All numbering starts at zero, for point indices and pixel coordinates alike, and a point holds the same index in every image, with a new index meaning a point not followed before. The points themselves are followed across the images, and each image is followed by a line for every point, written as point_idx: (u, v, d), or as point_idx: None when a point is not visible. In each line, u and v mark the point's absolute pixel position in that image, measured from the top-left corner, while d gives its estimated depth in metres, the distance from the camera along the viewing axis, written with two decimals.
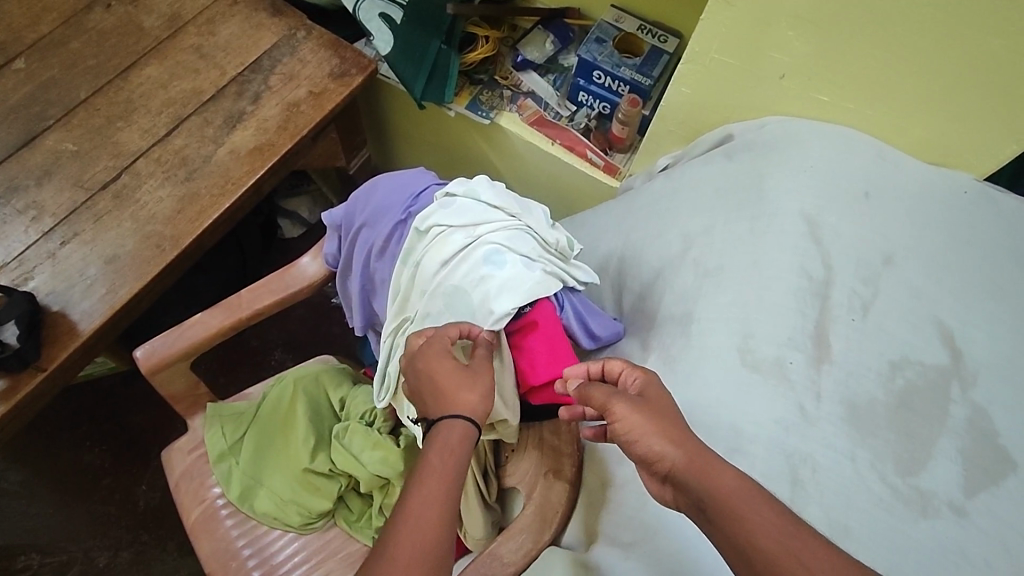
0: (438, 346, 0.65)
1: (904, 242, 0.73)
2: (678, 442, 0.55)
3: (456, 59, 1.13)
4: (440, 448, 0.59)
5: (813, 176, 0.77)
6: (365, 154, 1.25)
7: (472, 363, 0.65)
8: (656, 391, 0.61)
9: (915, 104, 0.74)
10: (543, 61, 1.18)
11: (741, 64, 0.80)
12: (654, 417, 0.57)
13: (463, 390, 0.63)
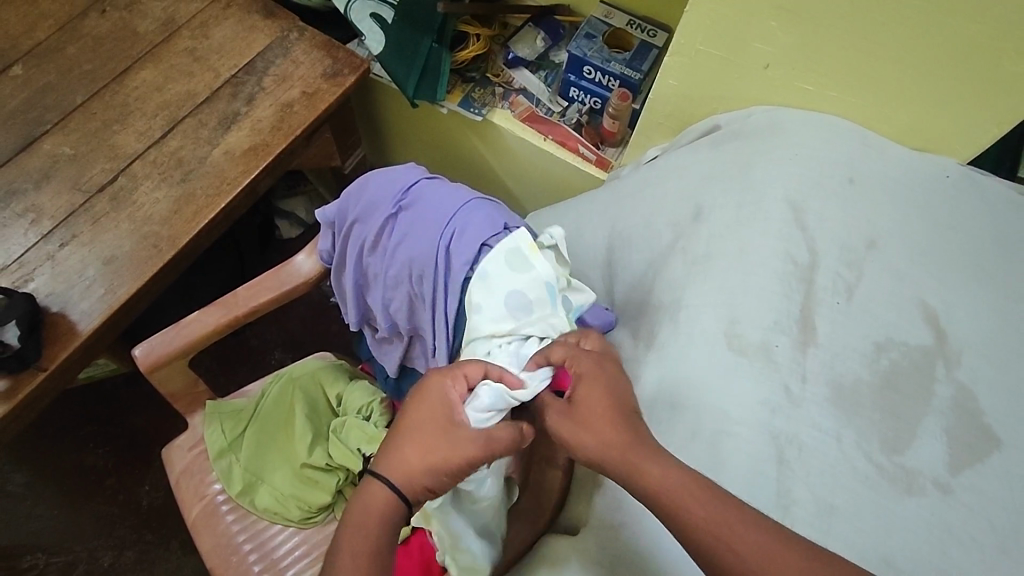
0: (435, 395, 0.55)
1: (888, 224, 0.69)
2: (602, 445, 0.52)
3: (446, 57, 1.12)
4: (372, 495, 0.54)
5: (795, 161, 0.73)
6: (361, 154, 1.27)
7: (457, 433, 0.54)
8: (591, 378, 0.55)
9: (900, 91, 0.73)
10: (534, 58, 1.20)
11: (726, 56, 0.79)
12: (580, 420, 0.54)
13: (423, 452, 0.54)
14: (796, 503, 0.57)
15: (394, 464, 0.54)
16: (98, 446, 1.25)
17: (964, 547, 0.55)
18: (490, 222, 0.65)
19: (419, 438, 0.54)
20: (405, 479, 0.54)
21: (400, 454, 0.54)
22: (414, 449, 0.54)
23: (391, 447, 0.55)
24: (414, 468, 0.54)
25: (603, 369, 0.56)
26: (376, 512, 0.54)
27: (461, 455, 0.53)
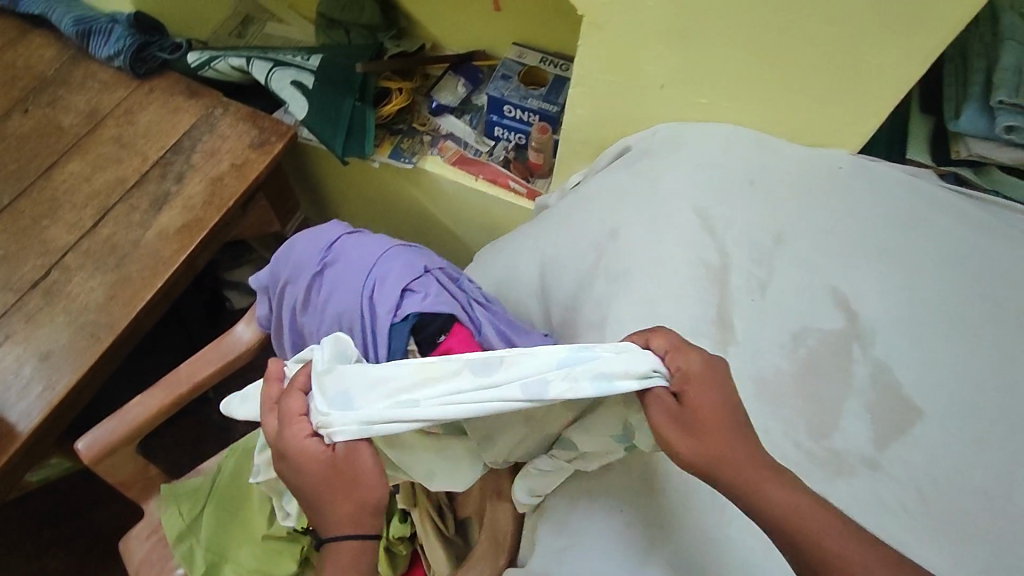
0: (300, 450, 0.54)
1: (791, 220, 0.73)
2: (714, 453, 0.50)
3: (371, 113, 1.15)
4: (336, 558, 0.56)
5: (696, 171, 0.77)
6: (301, 217, 1.29)
7: (344, 464, 0.54)
8: (704, 381, 0.52)
9: (784, 94, 0.77)
10: (458, 103, 1.25)
11: (624, 82, 0.84)
12: (703, 426, 0.51)
13: (339, 498, 0.55)
14: None
15: (330, 519, 0.56)
16: (61, 549, 1.21)
17: (896, 518, 0.57)
18: (410, 265, 0.66)
19: (320, 491, 0.55)
20: (344, 523, 0.56)
21: (325, 506, 0.56)
22: (333, 499, 0.55)
23: (318, 508, 0.56)
24: (349, 513, 0.55)
25: (720, 375, 0.53)
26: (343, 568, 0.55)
27: (361, 479, 0.54)
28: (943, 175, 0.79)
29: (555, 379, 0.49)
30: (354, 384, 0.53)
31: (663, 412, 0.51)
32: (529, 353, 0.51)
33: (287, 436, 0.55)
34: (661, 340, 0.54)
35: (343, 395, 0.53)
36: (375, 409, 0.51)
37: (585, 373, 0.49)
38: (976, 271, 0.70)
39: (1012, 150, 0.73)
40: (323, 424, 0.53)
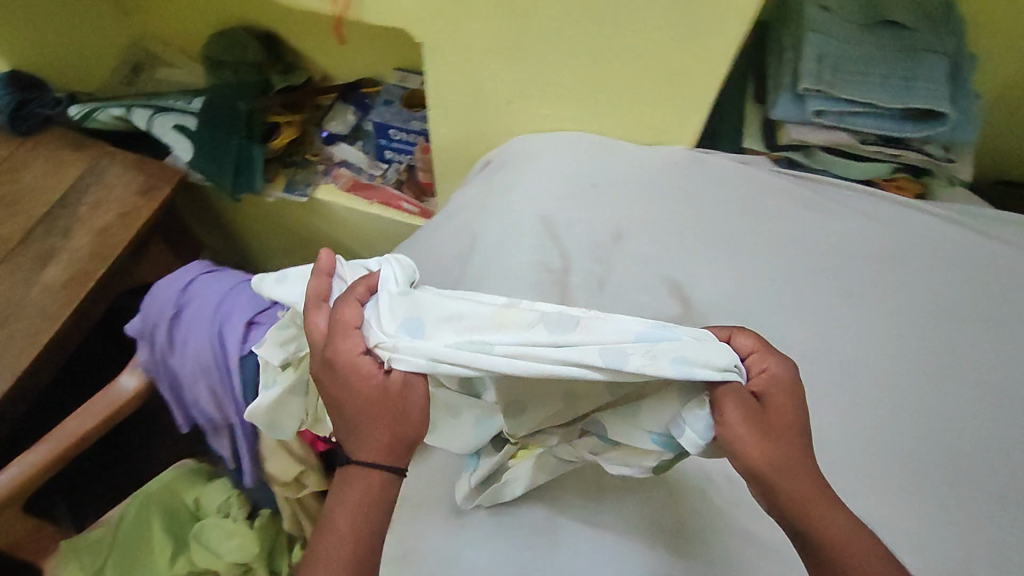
0: (352, 364, 0.49)
1: (629, 218, 0.77)
2: (778, 462, 0.48)
3: (257, 150, 1.17)
4: (353, 483, 0.50)
5: (540, 177, 0.81)
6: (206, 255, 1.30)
7: (394, 393, 0.49)
8: (785, 389, 0.50)
9: (616, 99, 0.81)
10: (350, 130, 1.27)
11: (474, 101, 0.87)
12: (773, 432, 0.48)
13: (372, 426, 0.50)
14: None
15: (357, 445, 0.51)
16: None
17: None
18: (257, 299, 0.69)
19: (358, 413, 0.50)
20: (369, 456, 0.50)
21: (355, 429, 0.51)
22: (365, 426, 0.50)
23: (351, 425, 0.51)
24: (383, 444, 0.50)
25: (796, 386, 0.50)
26: (358, 497, 0.50)
27: (406, 412, 0.50)
28: (777, 160, 0.84)
29: (639, 356, 0.45)
30: (415, 317, 0.49)
31: (738, 409, 0.47)
32: (609, 320, 0.47)
33: (336, 345, 0.50)
34: (744, 339, 0.50)
35: (411, 323, 0.49)
36: (435, 347, 0.47)
37: (672, 354, 0.46)
38: (791, 251, 0.77)
39: (825, 132, 0.78)
40: (382, 345, 0.49)
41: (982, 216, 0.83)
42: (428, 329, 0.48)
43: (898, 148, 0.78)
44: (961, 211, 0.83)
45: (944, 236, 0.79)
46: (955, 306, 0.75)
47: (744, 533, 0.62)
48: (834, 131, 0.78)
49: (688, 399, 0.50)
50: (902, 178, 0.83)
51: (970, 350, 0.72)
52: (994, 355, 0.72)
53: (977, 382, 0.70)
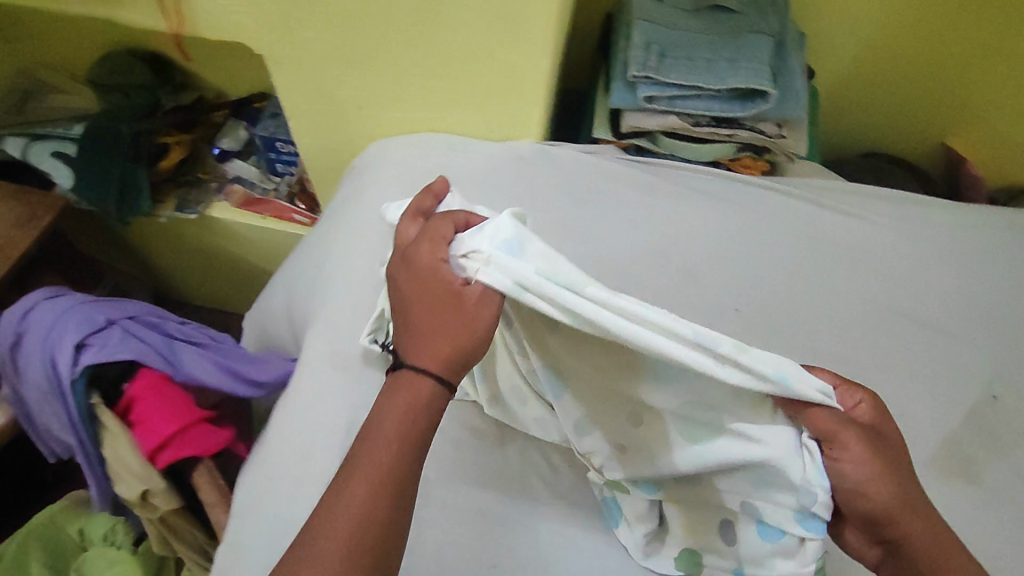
0: (427, 270, 0.49)
1: (473, 214, 0.78)
2: (896, 490, 0.47)
3: (143, 173, 1.15)
4: (404, 386, 0.49)
5: (390, 179, 0.82)
6: (111, 281, 1.29)
7: (466, 303, 0.47)
8: (881, 417, 0.50)
9: (457, 100, 0.82)
10: (242, 145, 1.26)
11: (328, 110, 0.88)
12: (883, 458, 0.47)
13: (433, 332, 0.48)
14: None
15: (414, 346, 0.49)
16: None
17: (542, 476, 0.63)
18: (88, 320, 0.68)
19: (424, 318, 0.49)
20: (421, 360, 0.49)
21: (414, 333, 0.50)
22: (425, 332, 0.49)
23: (418, 328, 0.49)
24: (446, 353, 0.48)
25: (888, 415, 0.50)
26: (403, 399, 0.48)
27: (462, 325, 0.47)
28: (626, 148, 0.86)
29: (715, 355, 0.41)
30: (496, 240, 0.46)
31: (859, 438, 0.46)
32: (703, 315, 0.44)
33: (416, 250, 0.50)
34: (825, 376, 0.50)
35: (505, 244, 0.46)
36: (504, 274, 0.45)
37: (755, 359, 0.42)
38: (634, 237, 0.78)
39: (659, 117, 0.80)
40: (471, 251, 0.47)
41: (829, 189, 0.84)
42: (512, 250, 0.45)
43: (732, 128, 0.80)
44: (808, 185, 0.84)
45: (787, 212, 0.81)
46: (793, 280, 0.76)
47: (579, 525, 0.61)
48: (667, 115, 0.80)
49: (785, 420, 0.47)
50: (746, 157, 0.85)
51: (808, 322, 0.74)
52: (831, 325, 0.74)
53: (812, 352, 0.72)
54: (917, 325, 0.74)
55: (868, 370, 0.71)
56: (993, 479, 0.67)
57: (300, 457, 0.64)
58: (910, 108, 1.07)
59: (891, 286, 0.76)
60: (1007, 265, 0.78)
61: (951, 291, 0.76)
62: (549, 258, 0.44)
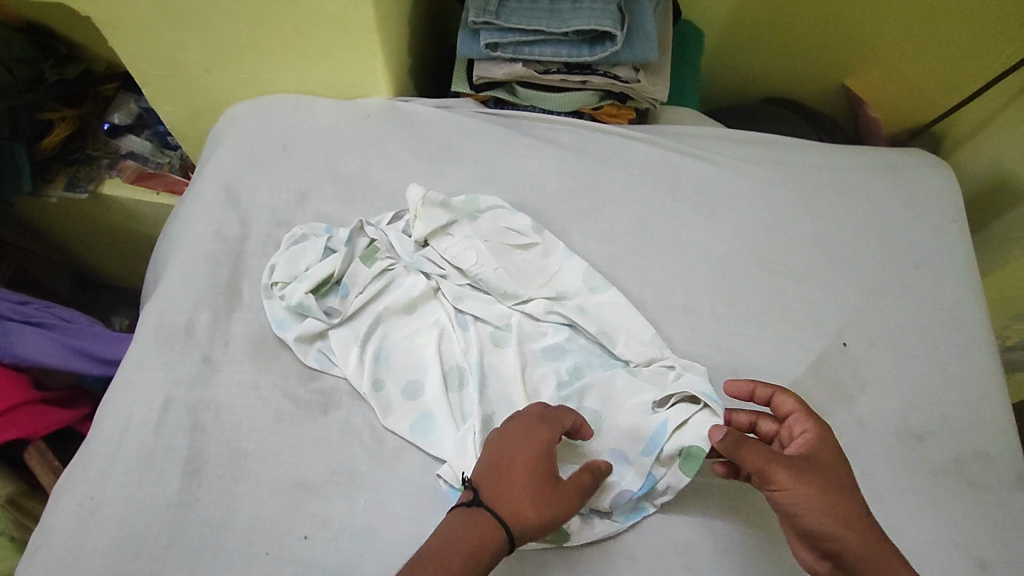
0: (536, 440, 0.53)
1: (315, 178, 0.75)
2: (837, 515, 0.49)
3: (23, 152, 1.05)
4: (467, 529, 0.49)
5: (233, 147, 0.77)
6: (14, 265, 1.20)
7: (558, 487, 0.52)
8: (823, 444, 0.53)
9: (301, 59, 0.79)
10: (135, 119, 1.17)
11: (171, 72, 0.82)
12: (816, 485, 0.50)
13: (525, 495, 0.50)
14: (207, 462, 0.59)
15: (500, 496, 0.50)
16: None
17: (362, 441, 0.62)
18: None
19: (514, 479, 0.51)
20: (504, 520, 0.49)
21: (501, 482, 0.51)
22: (514, 492, 0.51)
23: (504, 488, 0.51)
24: (534, 521, 0.50)
25: (829, 437, 0.54)
26: (469, 540, 0.48)
27: (553, 503, 0.51)
28: (484, 101, 0.84)
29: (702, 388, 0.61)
30: (548, 255, 0.70)
31: (785, 471, 0.50)
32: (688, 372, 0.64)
33: (535, 424, 0.54)
34: (784, 398, 0.56)
35: (557, 250, 0.70)
36: (540, 276, 0.69)
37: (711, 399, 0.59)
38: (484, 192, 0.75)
39: (506, 65, 0.76)
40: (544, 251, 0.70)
41: (688, 135, 0.83)
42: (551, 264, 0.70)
43: (585, 73, 0.76)
44: (665, 132, 0.83)
45: (645, 163, 0.79)
46: (645, 232, 0.74)
47: (402, 491, 0.59)
48: (513, 63, 0.76)
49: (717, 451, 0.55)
50: (610, 105, 0.83)
51: (658, 273, 0.71)
52: (680, 276, 0.71)
53: (659, 304, 0.69)
54: (772, 274, 0.72)
55: (716, 321, 0.69)
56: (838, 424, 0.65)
57: (112, 436, 0.60)
58: (801, 49, 1.13)
59: (748, 236, 0.75)
60: (860, 210, 0.78)
61: (806, 238, 0.75)
62: (568, 278, 0.69)
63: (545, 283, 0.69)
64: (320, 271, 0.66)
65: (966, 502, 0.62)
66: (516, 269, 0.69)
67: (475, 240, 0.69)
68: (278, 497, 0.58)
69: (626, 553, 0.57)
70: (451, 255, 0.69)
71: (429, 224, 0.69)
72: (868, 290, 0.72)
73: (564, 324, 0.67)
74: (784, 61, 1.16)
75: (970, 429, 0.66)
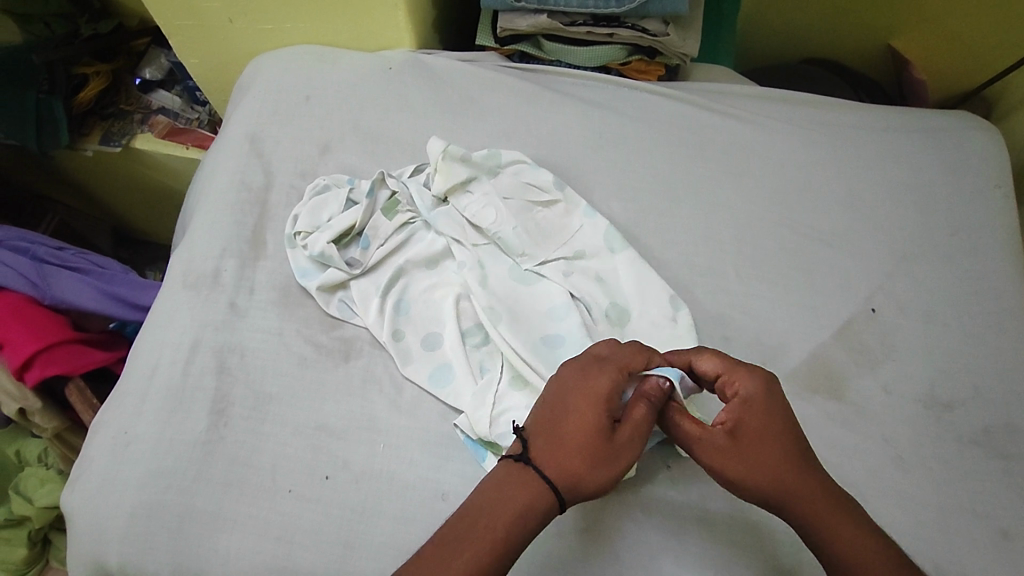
0: (596, 394, 0.50)
1: (338, 130, 0.75)
2: (768, 487, 0.48)
3: (61, 107, 1.06)
4: (517, 492, 0.48)
5: (258, 99, 0.77)
6: (56, 217, 1.24)
7: (617, 439, 0.49)
8: (761, 406, 0.49)
9: (323, 8, 0.78)
10: (166, 73, 1.14)
11: (198, 24, 0.82)
12: (746, 461, 0.48)
13: (580, 453, 0.48)
14: (232, 403, 0.61)
15: (552, 456, 0.49)
16: None
17: (382, 389, 0.62)
18: None
19: (569, 436, 0.49)
20: (558, 478, 0.48)
21: (557, 442, 0.49)
22: (571, 451, 0.48)
23: (559, 443, 0.49)
24: (587, 476, 0.48)
25: (761, 400, 0.50)
26: (517, 503, 0.47)
27: (610, 458, 0.48)
28: (510, 54, 0.83)
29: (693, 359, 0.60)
30: (574, 216, 0.70)
31: (710, 448, 0.49)
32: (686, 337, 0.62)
33: (601, 373, 0.51)
34: (709, 363, 0.52)
35: (584, 211, 0.69)
36: (560, 235, 0.69)
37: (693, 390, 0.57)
38: (506, 146, 0.74)
39: (531, 16, 0.75)
40: (564, 212, 0.70)
41: (718, 93, 0.81)
42: (575, 225, 0.69)
43: (612, 26, 0.75)
44: (695, 89, 0.80)
45: (673, 120, 0.77)
46: (670, 191, 0.72)
47: (420, 440, 0.60)
48: (538, 14, 0.75)
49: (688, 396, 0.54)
50: (638, 61, 0.81)
51: (682, 233, 0.70)
52: (704, 236, 0.70)
53: (681, 264, 0.68)
54: (800, 236, 0.70)
55: (740, 282, 0.67)
56: (865, 390, 0.63)
57: (146, 373, 0.62)
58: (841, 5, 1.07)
59: (777, 196, 0.73)
60: (897, 174, 0.75)
61: (838, 201, 0.73)
62: (591, 240, 0.68)
63: (563, 244, 0.68)
64: (342, 222, 0.67)
65: (998, 471, 0.60)
66: (537, 227, 0.69)
67: (494, 198, 0.69)
68: (302, 439, 0.59)
69: (640, 508, 0.57)
70: (471, 213, 0.68)
71: (450, 180, 0.69)
72: (900, 255, 0.70)
73: (571, 297, 0.64)
74: (824, 18, 1.11)
75: (1005, 399, 0.63)
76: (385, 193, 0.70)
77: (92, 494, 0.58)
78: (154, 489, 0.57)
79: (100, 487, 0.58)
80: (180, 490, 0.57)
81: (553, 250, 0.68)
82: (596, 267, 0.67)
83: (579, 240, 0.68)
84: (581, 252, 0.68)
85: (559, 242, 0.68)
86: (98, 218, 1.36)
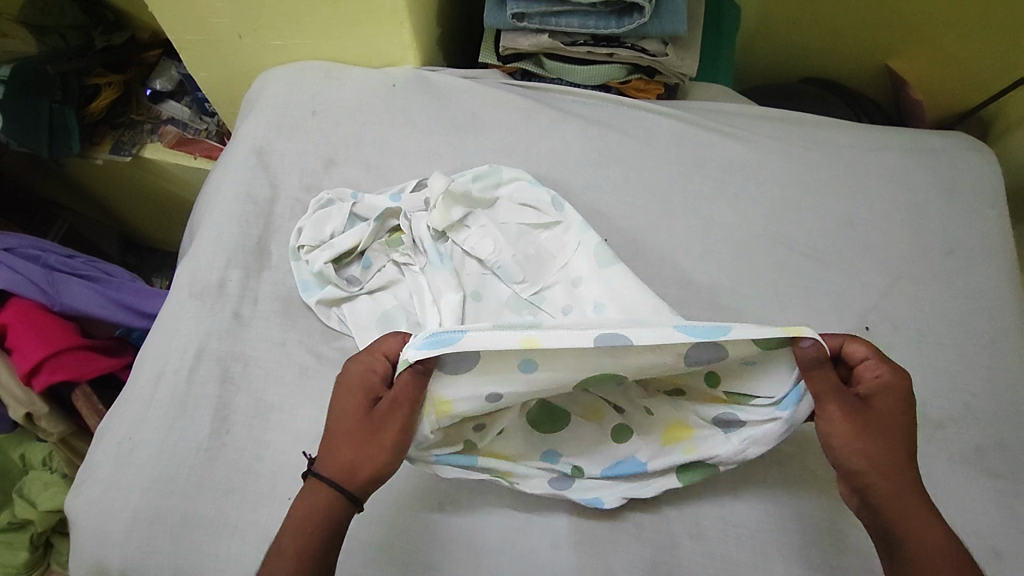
0: (353, 381, 0.50)
1: (344, 145, 0.77)
2: (874, 456, 0.48)
3: (73, 116, 1.07)
4: (304, 493, 0.48)
5: (265, 113, 0.79)
6: (66, 223, 1.27)
7: (378, 417, 0.48)
8: (896, 393, 0.49)
9: (330, 25, 0.80)
10: (176, 85, 1.16)
11: (208, 38, 0.84)
12: (867, 427, 0.48)
13: (347, 445, 0.48)
14: (234, 411, 0.62)
15: (326, 450, 0.49)
16: None
17: None
18: None
19: (339, 432, 0.49)
20: (339, 480, 0.48)
21: (332, 447, 0.49)
22: (342, 445, 0.48)
23: (332, 446, 0.49)
24: (359, 462, 0.48)
25: (898, 389, 0.49)
26: (306, 512, 0.47)
27: (376, 437, 0.48)
28: (512, 72, 0.85)
29: None
30: (574, 237, 0.70)
31: (849, 406, 0.48)
32: None
33: (356, 366, 0.50)
34: (859, 347, 0.50)
35: (582, 228, 0.70)
36: (563, 260, 0.69)
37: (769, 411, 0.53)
38: (507, 162, 0.76)
39: (532, 36, 0.77)
40: (570, 232, 0.70)
41: (715, 112, 0.82)
42: (575, 244, 0.70)
43: (611, 46, 0.77)
44: (692, 108, 0.82)
45: (671, 138, 0.78)
46: (668, 208, 0.73)
47: None
48: (539, 34, 0.77)
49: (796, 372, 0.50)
50: (637, 80, 0.83)
51: (678, 250, 0.71)
52: (701, 253, 0.71)
53: (677, 281, 0.69)
54: (795, 253, 0.71)
55: (735, 299, 0.68)
56: None
57: (150, 381, 0.64)
58: (839, 24, 1.09)
59: (773, 215, 0.74)
60: (893, 194, 0.76)
61: (833, 220, 0.74)
62: (585, 263, 0.69)
63: (565, 270, 0.69)
64: (345, 242, 0.69)
65: (987, 489, 0.61)
66: (540, 255, 0.70)
67: (492, 229, 0.71)
68: (302, 448, 0.61)
69: (634, 521, 0.58)
70: (470, 245, 0.70)
71: (448, 215, 0.70)
72: (895, 274, 0.71)
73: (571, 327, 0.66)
74: (822, 40, 1.13)
75: (996, 418, 0.64)
76: (388, 223, 0.72)
77: (95, 498, 0.59)
78: (157, 495, 0.58)
79: (103, 491, 0.59)
80: (181, 496, 0.58)
81: (553, 278, 0.69)
82: (594, 289, 0.68)
83: (577, 267, 0.69)
84: (581, 277, 0.68)
85: (563, 267, 0.69)
86: (106, 225, 1.39)
